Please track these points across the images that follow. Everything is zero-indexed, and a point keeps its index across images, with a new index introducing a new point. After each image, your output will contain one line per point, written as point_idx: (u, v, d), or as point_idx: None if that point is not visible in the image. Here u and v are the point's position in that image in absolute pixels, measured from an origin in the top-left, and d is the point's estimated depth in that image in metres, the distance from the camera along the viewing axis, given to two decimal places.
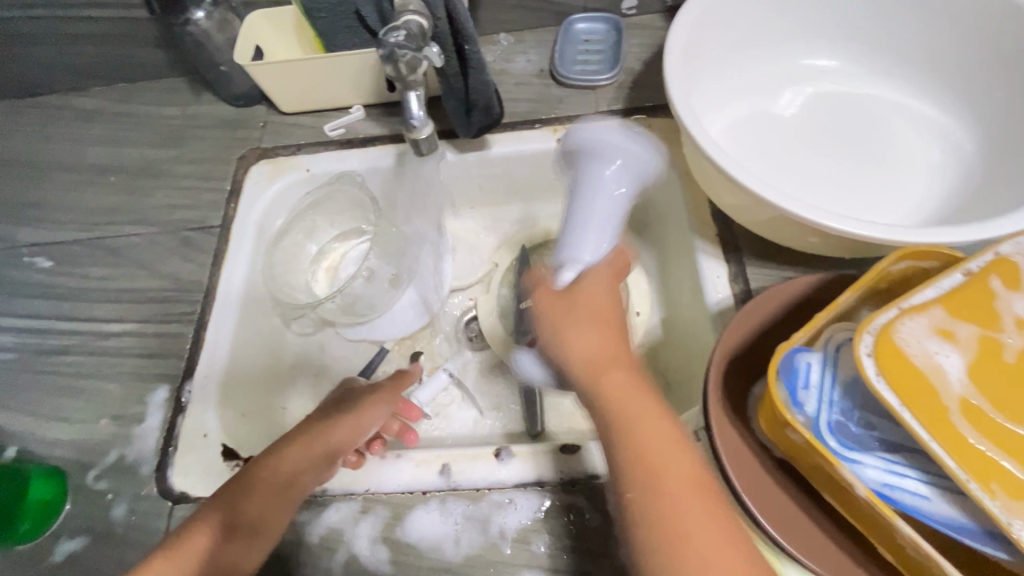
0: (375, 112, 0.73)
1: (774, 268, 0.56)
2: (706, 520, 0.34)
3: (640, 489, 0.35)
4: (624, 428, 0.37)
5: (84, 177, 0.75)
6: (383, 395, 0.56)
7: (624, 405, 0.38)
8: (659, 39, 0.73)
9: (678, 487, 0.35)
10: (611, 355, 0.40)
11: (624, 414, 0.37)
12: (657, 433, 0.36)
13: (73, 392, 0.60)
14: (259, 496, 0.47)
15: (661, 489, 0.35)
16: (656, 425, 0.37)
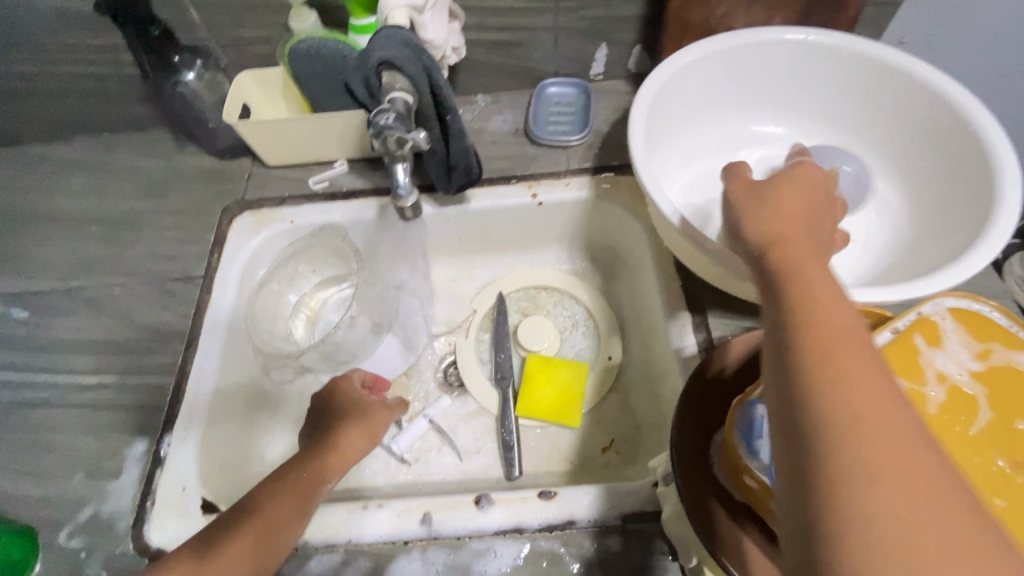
0: (358, 166, 0.77)
1: (733, 317, 0.61)
2: (948, 523, 0.24)
3: (850, 468, 0.26)
4: (830, 383, 0.28)
5: (64, 227, 0.75)
6: (365, 419, 0.59)
7: (842, 356, 0.29)
8: (625, 103, 0.79)
9: (909, 476, 0.25)
10: (838, 285, 0.33)
11: (841, 381, 0.28)
12: (872, 414, 0.27)
13: (47, 447, 0.60)
14: (253, 514, 0.48)
15: (878, 459, 0.26)
16: (878, 392, 0.28)
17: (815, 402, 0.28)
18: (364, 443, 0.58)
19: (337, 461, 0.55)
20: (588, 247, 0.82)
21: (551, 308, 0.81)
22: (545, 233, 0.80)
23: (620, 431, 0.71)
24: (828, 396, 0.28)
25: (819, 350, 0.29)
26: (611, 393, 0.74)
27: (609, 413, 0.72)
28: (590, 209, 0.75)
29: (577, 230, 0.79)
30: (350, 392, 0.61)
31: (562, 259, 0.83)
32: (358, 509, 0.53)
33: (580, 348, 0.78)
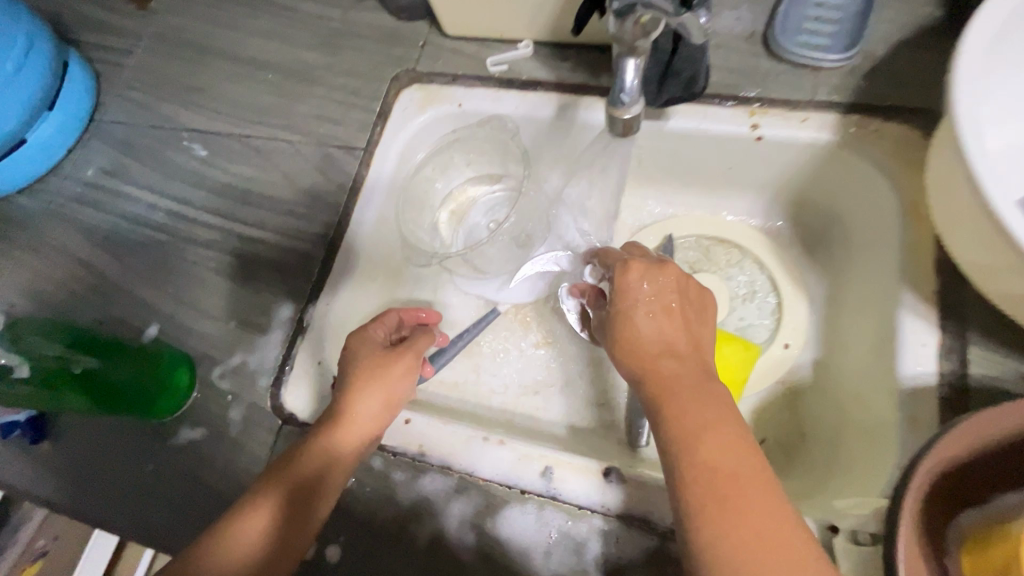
0: (544, 52, 0.64)
1: (1006, 355, 0.44)
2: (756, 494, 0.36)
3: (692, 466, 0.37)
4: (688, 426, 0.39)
5: (244, 69, 0.74)
6: (378, 373, 0.50)
7: (697, 412, 0.39)
8: (921, 18, 0.57)
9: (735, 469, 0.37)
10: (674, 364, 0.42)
11: (694, 419, 0.39)
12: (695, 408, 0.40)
13: (210, 288, 0.63)
14: (310, 439, 0.48)
15: (712, 456, 0.37)
16: (723, 440, 0.38)
17: (682, 415, 0.39)
18: (379, 405, 0.49)
19: (346, 427, 0.48)
20: (795, 204, 0.65)
21: (725, 268, 0.68)
22: (746, 175, 0.64)
23: (775, 433, 0.60)
24: (683, 435, 0.39)
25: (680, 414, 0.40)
26: (775, 386, 0.61)
27: (769, 408, 0.61)
28: (823, 158, 0.58)
29: (790, 180, 0.63)
30: (369, 343, 0.52)
31: (754, 212, 0.68)
32: (479, 439, 0.50)
33: (750, 324, 0.64)
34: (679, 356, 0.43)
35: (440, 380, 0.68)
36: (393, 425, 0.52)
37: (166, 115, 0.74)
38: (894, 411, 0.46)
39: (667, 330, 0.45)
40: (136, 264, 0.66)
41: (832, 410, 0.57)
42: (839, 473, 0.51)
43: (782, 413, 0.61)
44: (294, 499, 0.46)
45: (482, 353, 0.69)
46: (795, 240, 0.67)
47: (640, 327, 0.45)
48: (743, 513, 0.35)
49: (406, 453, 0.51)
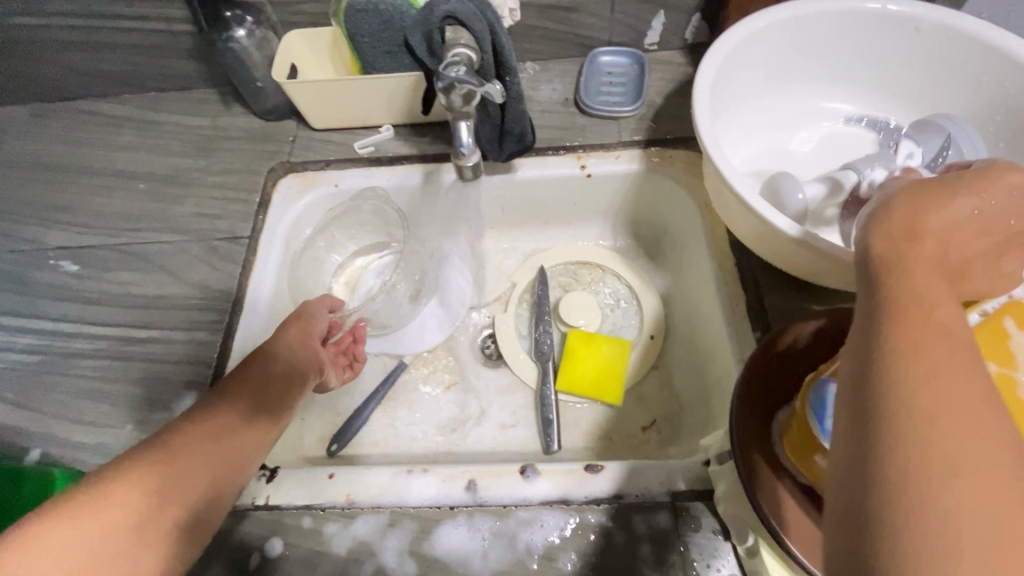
0: (404, 131, 0.75)
1: (791, 299, 0.58)
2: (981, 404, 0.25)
3: (909, 353, 0.27)
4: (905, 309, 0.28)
5: (112, 183, 0.76)
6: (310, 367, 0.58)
7: (928, 286, 0.28)
8: (680, 75, 0.77)
9: (960, 373, 0.26)
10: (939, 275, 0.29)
11: (926, 294, 0.28)
12: (928, 294, 0.28)
13: (99, 398, 0.61)
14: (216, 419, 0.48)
15: (928, 343, 0.27)
16: (940, 336, 0.27)
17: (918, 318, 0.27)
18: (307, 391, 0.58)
19: (281, 397, 0.54)
20: (633, 225, 0.80)
21: (593, 284, 0.79)
22: (589, 207, 0.78)
23: (662, 411, 0.70)
24: (890, 340, 0.27)
25: (905, 300, 0.28)
26: (651, 373, 0.73)
27: (651, 393, 0.72)
28: (639, 184, 0.73)
29: (623, 206, 0.78)
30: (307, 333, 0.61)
31: (604, 236, 0.82)
32: (404, 472, 0.53)
33: (620, 326, 0.76)
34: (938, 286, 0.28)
35: (360, 439, 0.70)
36: (319, 482, 0.53)
37: (26, 238, 0.73)
38: (730, 360, 0.58)
39: (960, 234, 0.29)
40: (6, 391, 0.62)
41: (694, 379, 0.68)
42: (709, 425, 0.62)
43: (661, 393, 0.71)
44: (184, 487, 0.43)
45: (396, 404, 0.73)
46: (639, 253, 0.81)
47: (926, 221, 0.29)
48: (950, 425, 0.25)
49: (335, 505, 0.52)
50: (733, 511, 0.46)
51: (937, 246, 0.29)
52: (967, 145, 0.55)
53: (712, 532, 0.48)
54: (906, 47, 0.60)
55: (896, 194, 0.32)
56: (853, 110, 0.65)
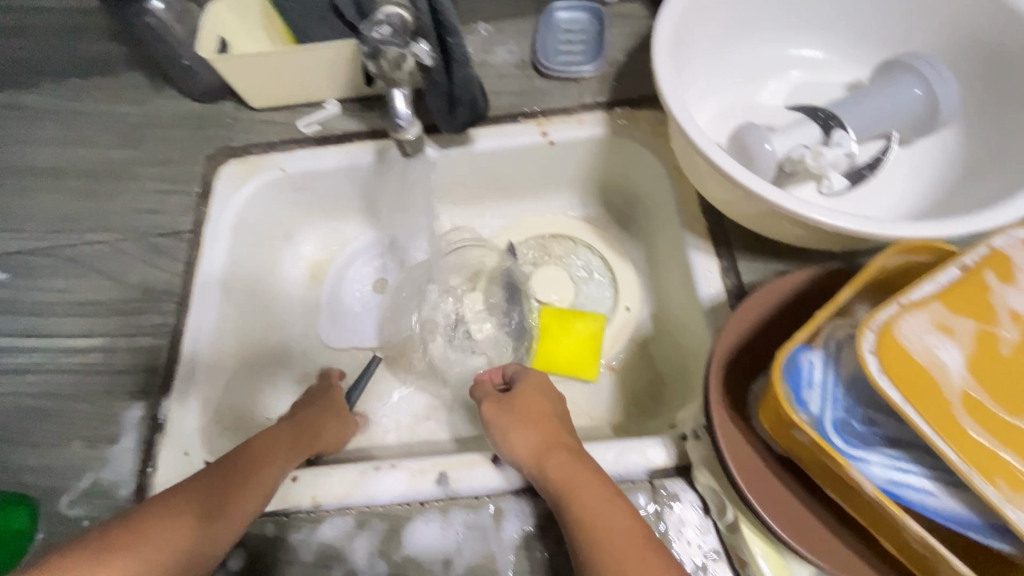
0: (351, 106, 0.70)
1: (766, 261, 0.56)
2: (610, 508, 0.42)
3: (574, 514, 0.42)
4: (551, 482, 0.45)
5: (38, 182, 0.70)
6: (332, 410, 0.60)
7: (563, 467, 0.45)
8: (642, 29, 0.72)
9: (603, 515, 0.42)
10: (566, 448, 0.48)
11: (553, 465, 0.46)
12: (557, 464, 0.46)
13: (39, 416, 0.57)
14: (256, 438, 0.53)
15: (575, 493, 0.43)
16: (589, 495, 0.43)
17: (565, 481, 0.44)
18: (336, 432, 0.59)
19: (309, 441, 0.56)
20: (602, 192, 0.76)
21: (564, 258, 0.76)
22: (555, 176, 0.74)
23: (638, 385, 0.68)
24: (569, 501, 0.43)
25: (557, 479, 0.45)
26: (628, 346, 0.71)
27: (629, 366, 0.70)
28: (604, 148, 0.70)
29: (590, 172, 0.74)
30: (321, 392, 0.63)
31: (573, 205, 0.78)
32: (370, 469, 0.50)
33: (596, 300, 0.73)
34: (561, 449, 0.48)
35: None
36: (281, 487, 0.50)
37: None
38: (704, 329, 0.56)
39: (534, 427, 0.50)
40: None
41: (671, 350, 0.66)
42: (687, 397, 0.60)
43: (636, 365, 0.70)
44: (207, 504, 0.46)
45: (366, 397, 0.70)
46: (610, 221, 0.78)
47: (511, 420, 0.51)
48: (609, 532, 0.41)
49: (300, 509, 0.49)
50: (712, 485, 0.44)
51: (534, 438, 0.49)
52: (940, 83, 0.54)
53: (693, 507, 0.46)
54: None
55: (493, 422, 0.52)
56: (823, 56, 0.61)
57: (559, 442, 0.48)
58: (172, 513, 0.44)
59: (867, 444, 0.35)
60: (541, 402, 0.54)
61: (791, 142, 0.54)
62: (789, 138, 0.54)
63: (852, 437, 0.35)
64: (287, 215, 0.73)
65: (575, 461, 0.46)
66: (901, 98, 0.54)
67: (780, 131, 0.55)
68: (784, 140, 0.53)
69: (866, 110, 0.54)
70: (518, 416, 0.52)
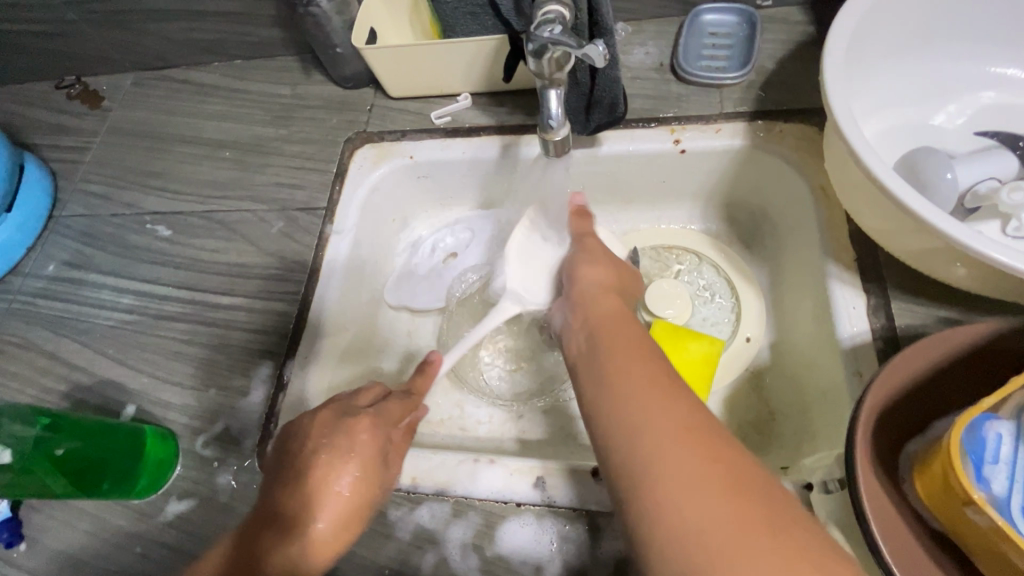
0: (482, 101, 0.71)
1: (925, 305, 0.50)
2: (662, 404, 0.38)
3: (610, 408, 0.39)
4: (641, 451, 0.36)
5: (201, 150, 0.78)
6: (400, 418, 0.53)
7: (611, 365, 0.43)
8: (797, 35, 0.67)
9: (646, 413, 0.37)
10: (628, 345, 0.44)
11: (630, 422, 0.38)
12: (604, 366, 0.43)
13: (186, 360, 0.64)
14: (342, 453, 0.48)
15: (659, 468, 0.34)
16: (643, 394, 0.39)
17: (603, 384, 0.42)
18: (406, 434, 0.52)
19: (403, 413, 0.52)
20: (728, 207, 0.72)
21: (678, 272, 0.73)
22: (679, 186, 0.71)
23: (747, 418, 0.64)
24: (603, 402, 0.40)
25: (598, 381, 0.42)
26: (740, 375, 0.66)
27: (738, 396, 0.65)
28: (740, 161, 0.65)
29: (718, 185, 0.69)
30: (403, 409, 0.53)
31: (693, 218, 0.74)
32: (470, 461, 0.51)
33: (709, 322, 0.69)
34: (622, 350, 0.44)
35: (426, 418, 0.69)
36: None
37: (127, 202, 0.76)
38: (841, 370, 0.50)
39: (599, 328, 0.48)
40: (106, 348, 0.67)
41: (791, 386, 0.61)
42: (807, 441, 0.55)
43: (748, 396, 0.65)
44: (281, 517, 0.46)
45: (463, 385, 0.71)
46: (733, 238, 0.73)
47: (574, 279, 0.56)
48: (645, 418, 0.37)
49: (399, 488, 0.51)
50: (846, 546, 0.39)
51: (627, 389, 0.40)
52: None
53: None
54: None
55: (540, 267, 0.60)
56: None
57: (659, 389, 0.39)
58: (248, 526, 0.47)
59: None
60: (623, 334, 0.46)
61: (977, 173, 0.47)
62: (975, 171, 0.47)
63: None
64: (409, 200, 0.76)
65: (678, 420, 0.36)
66: None
67: (968, 160, 0.48)
68: (969, 171, 0.47)
69: None
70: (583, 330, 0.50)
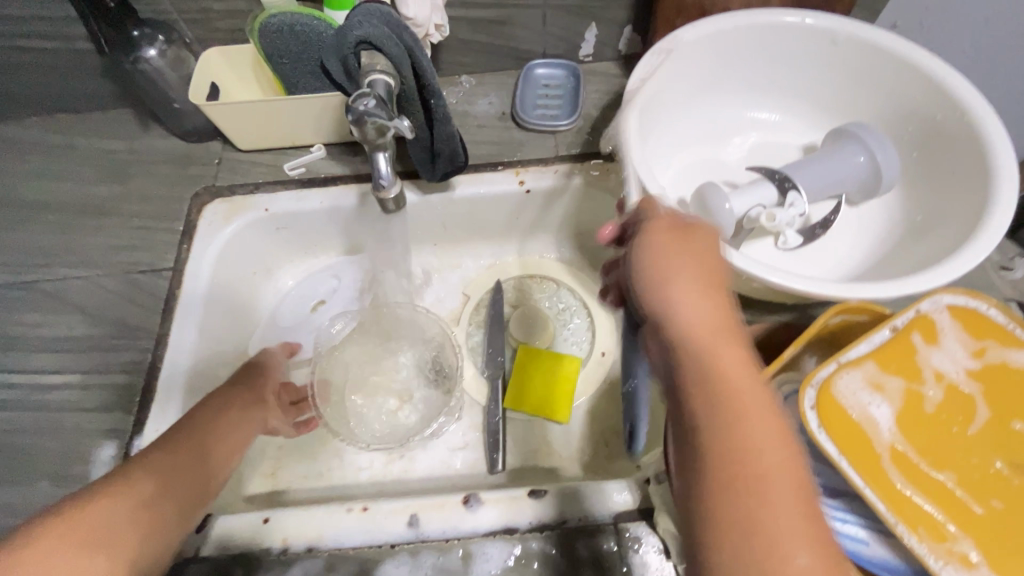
0: (336, 151, 0.72)
1: None
2: (755, 387, 0.33)
3: (722, 429, 0.31)
4: (741, 481, 0.30)
5: (19, 215, 0.70)
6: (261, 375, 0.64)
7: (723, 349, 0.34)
8: (615, 86, 0.77)
9: (753, 399, 0.32)
10: (698, 308, 0.36)
11: (739, 427, 0.31)
12: (717, 353, 0.34)
13: (11, 452, 0.57)
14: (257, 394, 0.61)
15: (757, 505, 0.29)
16: (742, 394, 0.32)
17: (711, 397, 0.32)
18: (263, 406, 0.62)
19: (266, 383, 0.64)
20: (576, 237, 0.80)
21: (540, 298, 0.79)
22: (531, 221, 0.78)
23: (609, 425, 0.71)
24: (716, 378, 0.33)
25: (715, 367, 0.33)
26: (600, 387, 0.73)
27: (600, 406, 0.72)
28: (578, 197, 0.73)
29: (565, 218, 0.77)
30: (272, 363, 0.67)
31: (549, 248, 0.81)
32: (342, 511, 0.51)
33: (570, 342, 0.76)
34: (720, 328, 0.35)
35: (304, 473, 0.68)
36: (251, 526, 0.51)
37: None
38: None
39: (698, 287, 0.36)
40: None
41: None
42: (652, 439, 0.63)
43: (607, 406, 0.72)
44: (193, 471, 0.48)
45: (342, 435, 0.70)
46: (585, 263, 0.81)
47: (676, 257, 0.38)
48: (756, 423, 0.31)
49: (270, 550, 0.50)
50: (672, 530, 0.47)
51: (757, 427, 0.31)
52: (880, 152, 0.59)
53: (652, 548, 0.48)
54: (822, 58, 0.62)
55: (643, 264, 0.38)
56: (781, 118, 0.66)
57: (754, 378, 0.33)
58: (150, 500, 0.43)
59: None
60: (719, 310, 0.36)
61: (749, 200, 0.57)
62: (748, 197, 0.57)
63: None
64: (270, 252, 0.75)
65: (766, 438, 0.31)
66: (850, 164, 0.59)
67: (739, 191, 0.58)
68: (744, 200, 0.56)
69: (815, 176, 0.58)
70: (650, 303, 0.37)
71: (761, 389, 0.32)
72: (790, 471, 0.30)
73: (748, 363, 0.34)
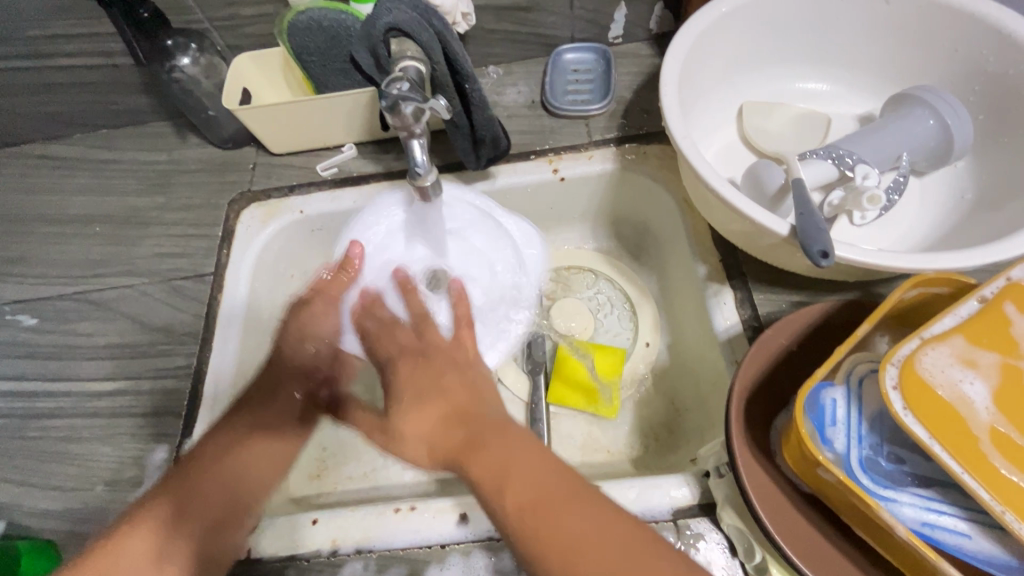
0: (368, 149, 0.72)
1: (781, 293, 0.56)
2: (574, 497, 0.38)
3: (508, 487, 0.40)
4: (560, 546, 0.36)
5: (67, 229, 0.72)
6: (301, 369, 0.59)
7: (510, 451, 0.42)
8: (647, 67, 0.74)
9: (546, 481, 0.39)
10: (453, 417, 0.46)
11: (558, 514, 0.37)
12: (501, 450, 0.42)
13: (71, 460, 0.59)
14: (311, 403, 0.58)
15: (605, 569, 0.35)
16: (531, 468, 0.40)
17: (493, 456, 0.42)
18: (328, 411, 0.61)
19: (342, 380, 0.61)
20: (614, 225, 0.77)
21: (579, 289, 0.77)
22: (566, 211, 0.75)
23: (657, 417, 0.68)
24: (486, 477, 0.41)
25: (504, 460, 0.41)
26: (645, 379, 0.70)
27: (646, 399, 0.69)
28: (615, 183, 0.71)
29: (601, 206, 0.75)
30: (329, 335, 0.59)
31: (586, 238, 0.79)
32: (390, 512, 0.50)
33: (613, 333, 0.74)
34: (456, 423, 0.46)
35: (348, 475, 0.67)
36: (301, 529, 0.50)
37: None
38: (722, 361, 0.56)
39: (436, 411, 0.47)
40: None
41: (686, 382, 0.66)
42: (705, 432, 0.60)
43: (656, 398, 0.69)
44: (226, 489, 0.49)
45: None
46: (623, 252, 0.78)
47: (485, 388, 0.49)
48: (564, 514, 0.37)
49: (320, 554, 0.49)
50: (739, 525, 0.43)
51: (517, 466, 0.41)
52: (953, 115, 0.54)
53: (717, 546, 0.45)
54: (874, 17, 0.57)
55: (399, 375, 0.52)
56: (829, 88, 0.63)
57: (566, 478, 0.40)
58: (160, 517, 0.46)
59: (896, 483, 0.35)
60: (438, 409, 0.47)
61: (815, 175, 0.52)
62: (817, 171, 0.52)
63: (881, 476, 0.35)
64: (306, 254, 0.74)
65: (580, 514, 0.37)
66: (918, 129, 0.54)
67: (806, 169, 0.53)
68: (809, 173, 0.52)
69: (881, 143, 0.54)
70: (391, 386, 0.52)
71: (551, 463, 0.41)
72: (617, 530, 0.36)
73: (527, 442, 0.42)
